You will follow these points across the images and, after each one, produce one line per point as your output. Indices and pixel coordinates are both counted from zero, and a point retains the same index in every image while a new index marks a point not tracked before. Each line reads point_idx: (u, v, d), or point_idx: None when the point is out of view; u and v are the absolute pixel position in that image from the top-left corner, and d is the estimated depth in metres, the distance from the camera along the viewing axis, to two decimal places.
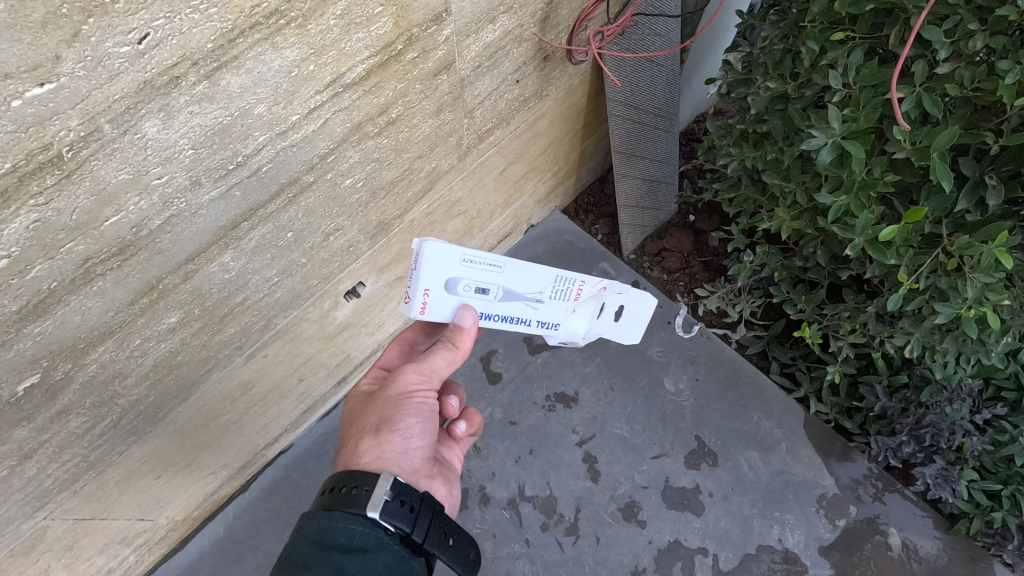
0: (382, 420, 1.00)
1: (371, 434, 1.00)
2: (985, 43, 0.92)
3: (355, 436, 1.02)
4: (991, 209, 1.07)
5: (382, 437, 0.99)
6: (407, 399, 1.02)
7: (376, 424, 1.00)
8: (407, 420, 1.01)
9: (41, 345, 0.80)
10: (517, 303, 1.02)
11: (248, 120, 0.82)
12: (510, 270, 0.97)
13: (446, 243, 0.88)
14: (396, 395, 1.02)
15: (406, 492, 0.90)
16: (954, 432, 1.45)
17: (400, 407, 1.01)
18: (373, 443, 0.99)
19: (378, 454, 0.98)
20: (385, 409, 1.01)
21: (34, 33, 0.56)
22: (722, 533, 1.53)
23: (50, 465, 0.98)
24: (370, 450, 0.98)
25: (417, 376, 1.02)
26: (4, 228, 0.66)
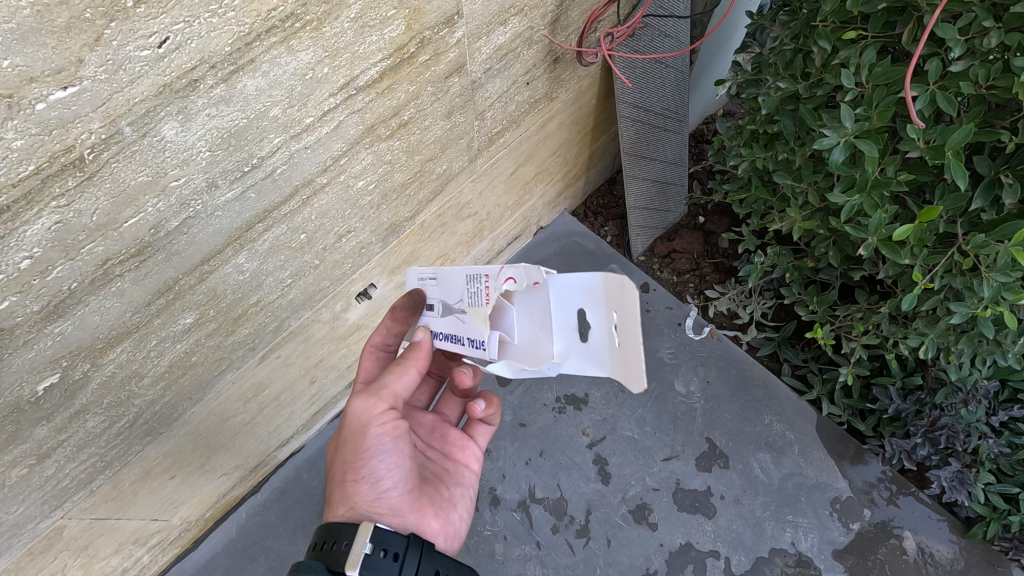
0: (346, 467, 0.97)
1: (341, 482, 0.98)
2: (1000, 40, 0.91)
3: (331, 482, 1.02)
4: (1008, 208, 1.06)
5: (349, 485, 0.97)
6: (361, 443, 0.96)
7: (340, 472, 0.98)
8: (365, 468, 0.97)
9: (61, 345, 0.81)
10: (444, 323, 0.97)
11: (264, 122, 0.83)
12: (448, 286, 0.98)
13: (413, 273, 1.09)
14: (351, 436, 0.97)
15: (388, 541, 0.89)
16: (969, 434, 1.45)
17: (359, 450, 0.96)
18: (344, 493, 0.98)
19: (349, 505, 0.96)
20: (346, 454, 0.97)
21: (58, 37, 0.57)
22: (734, 536, 1.51)
23: (68, 464, 1.00)
24: (342, 499, 0.97)
25: (368, 409, 0.96)
26: (27, 229, 0.68)
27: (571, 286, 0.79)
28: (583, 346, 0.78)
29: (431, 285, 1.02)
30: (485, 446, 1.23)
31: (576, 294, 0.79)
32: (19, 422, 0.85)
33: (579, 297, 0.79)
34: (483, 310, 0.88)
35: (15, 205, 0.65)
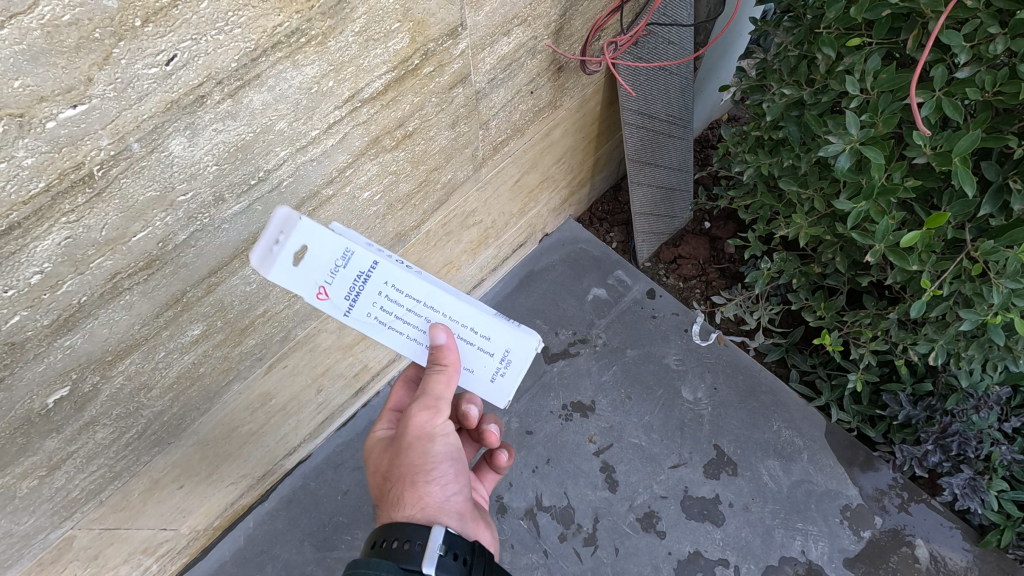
0: (415, 469, 0.98)
1: (407, 487, 0.97)
2: (1006, 46, 0.91)
3: (391, 492, 0.99)
4: (1016, 214, 1.04)
5: (419, 488, 0.97)
6: (428, 442, 0.98)
7: (409, 475, 0.97)
8: (436, 467, 0.99)
9: (71, 357, 0.82)
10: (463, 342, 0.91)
11: (269, 135, 0.84)
12: (495, 324, 0.90)
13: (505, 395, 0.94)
14: (417, 439, 0.98)
15: (457, 543, 0.88)
16: (982, 441, 1.43)
17: (427, 452, 0.98)
18: (414, 495, 0.96)
19: (421, 506, 0.95)
20: (412, 457, 0.98)
21: (68, 57, 0.58)
22: (743, 544, 1.50)
23: (78, 475, 1.00)
24: (413, 503, 0.95)
25: (428, 415, 0.97)
26: (37, 244, 0.68)
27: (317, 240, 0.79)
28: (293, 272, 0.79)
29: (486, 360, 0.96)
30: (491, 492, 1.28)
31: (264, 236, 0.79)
32: (29, 435, 0.86)
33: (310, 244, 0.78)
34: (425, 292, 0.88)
35: (26, 222, 0.66)
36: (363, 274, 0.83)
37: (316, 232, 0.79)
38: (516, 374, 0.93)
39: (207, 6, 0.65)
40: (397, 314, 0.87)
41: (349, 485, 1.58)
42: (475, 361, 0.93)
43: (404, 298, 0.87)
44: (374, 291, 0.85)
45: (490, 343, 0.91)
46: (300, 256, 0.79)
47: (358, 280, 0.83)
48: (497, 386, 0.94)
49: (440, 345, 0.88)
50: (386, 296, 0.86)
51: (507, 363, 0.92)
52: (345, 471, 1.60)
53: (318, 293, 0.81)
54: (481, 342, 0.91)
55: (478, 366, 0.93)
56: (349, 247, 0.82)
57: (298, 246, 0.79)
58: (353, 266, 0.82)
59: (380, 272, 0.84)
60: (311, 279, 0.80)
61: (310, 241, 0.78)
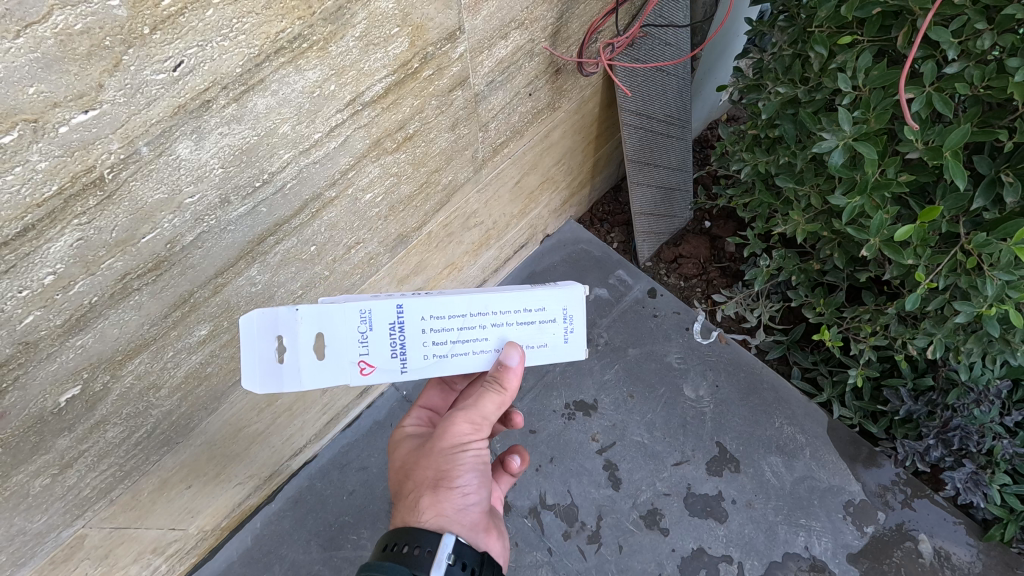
0: (440, 474, 0.98)
1: (428, 490, 0.98)
2: (993, 41, 0.92)
3: (411, 492, 0.99)
4: (1010, 206, 1.06)
5: (440, 493, 0.97)
6: (460, 451, 0.99)
7: (432, 480, 0.98)
8: (462, 475, 0.99)
9: (82, 357, 0.84)
10: (524, 329, 0.98)
11: (273, 139, 0.86)
12: (544, 293, 0.98)
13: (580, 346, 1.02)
14: (451, 446, 0.98)
15: (465, 554, 0.90)
16: (983, 434, 1.46)
17: (456, 459, 0.98)
18: (433, 500, 0.96)
19: (438, 512, 0.95)
20: (441, 462, 0.98)
21: (79, 64, 0.60)
22: (746, 540, 1.51)
23: (88, 474, 1.03)
24: (430, 507, 0.96)
25: (464, 426, 0.98)
26: (50, 246, 0.71)
27: (320, 318, 0.87)
28: (322, 361, 0.87)
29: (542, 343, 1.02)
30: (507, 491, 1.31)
31: (261, 333, 0.85)
32: (42, 433, 0.88)
33: (322, 328, 0.87)
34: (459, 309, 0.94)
35: (40, 224, 0.68)
36: (394, 324, 0.91)
37: (325, 316, 0.87)
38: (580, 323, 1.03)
39: (212, 13, 0.67)
40: (450, 339, 0.94)
41: (355, 485, 1.60)
42: (543, 335, 1.00)
43: (443, 321, 0.93)
44: (414, 332, 0.92)
45: (546, 310, 0.99)
46: (328, 344, 0.88)
47: (392, 332, 0.91)
48: (570, 344, 1.02)
49: (515, 362, 0.95)
50: (427, 330, 0.92)
51: (570, 320, 1.01)
52: (351, 471, 1.62)
53: (362, 368, 0.90)
54: (540, 316, 0.99)
55: (548, 339, 1.00)
56: (366, 308, 0.89)
57: (318, 335, 0.87)
58: (378, 324, 0.90)
59: (404, 315, 0.90)
60: (350, 356, 0.89)
61: (323, 328, 0.87)
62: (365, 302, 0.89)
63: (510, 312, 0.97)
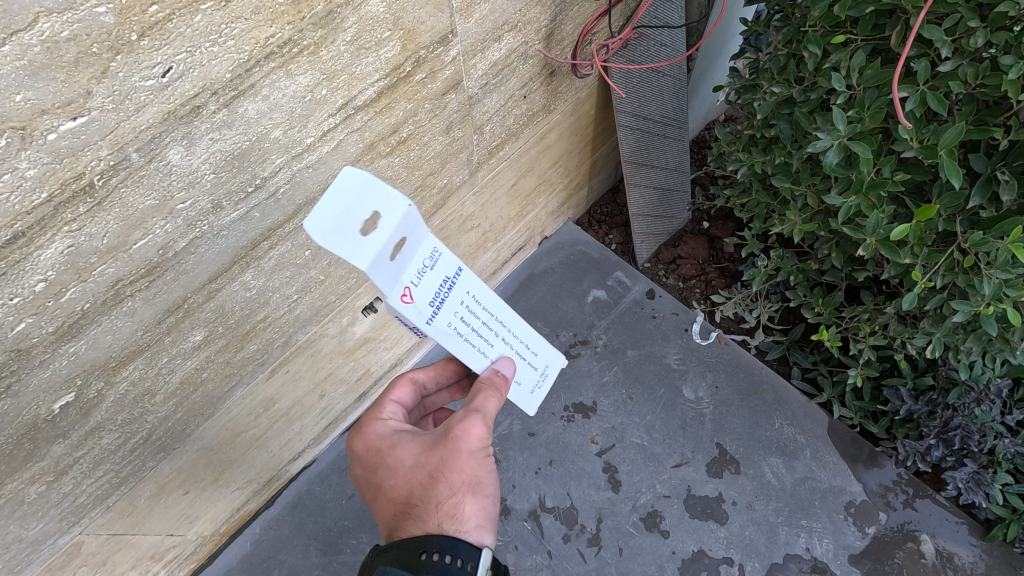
0: (474, 480, 0.93)
1: (462, 499, 0.92)
2: (987, 39, 0.92)
3: (438, 500, 0.91)
4: (1006, 205, 1.05)
5: (474, 502, 0.93)
6: (486, 454, 0.95)
7: (468, 487, 0.92)
8: (491, 479, 0.96)
9: (76, 363, 0.84)
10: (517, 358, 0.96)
11: (265, 144, 0.86)
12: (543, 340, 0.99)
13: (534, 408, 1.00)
14: (478, 451, 0.93)
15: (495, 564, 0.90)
16: (985, 434, 1.44)
17: (487, 464, 0.95)
18: (468, 509, 0.92)
19: (476, 519, 0.92)
20: (474, 467, 0.93)
21: (67, 71, 0.61)
22: (747, 542, 1.50)
23: (84, 481, 1.02)
24: (467, 518, 0.91)
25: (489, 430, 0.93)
26: (41, 253, 0.71)
27: (411, 228, 0.74)
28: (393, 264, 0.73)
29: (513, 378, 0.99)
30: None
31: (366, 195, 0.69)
32: (37, 440, 0.88)
33: (408, 236, 0.74)
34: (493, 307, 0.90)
35: (30, 231, 0.68)
36: (447, 279, 0.82)
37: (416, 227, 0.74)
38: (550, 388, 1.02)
39: (200, 19, 0.67)
40: (473, 327, 0.88)
41: (354, 490, 1.60)
42: (521, 374, 0.98)
43: (479, 311, 0.88)
44: (457, 299, 0.84)
45: (536, 357, 0.99)
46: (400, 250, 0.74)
47: (442, 285, 0.81)
48: (532, 397, 1.00)
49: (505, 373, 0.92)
50: (462, 306, 0.85)
51: (545, 376, 1.01)
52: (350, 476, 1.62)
53: (407, 294, 0.77)
54: (531, 357, 0.98)
55: (524, 378, 0.98)
56: (437, 248, 0.80)
57: (399, 238, 0.73)
58: (441, 270, 0.81)
59: (464, 280, 0.84)
60: (402, 275, 0.75)
61: (407, 233, 0.74)
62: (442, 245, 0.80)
63: (518, 338, 0.95)
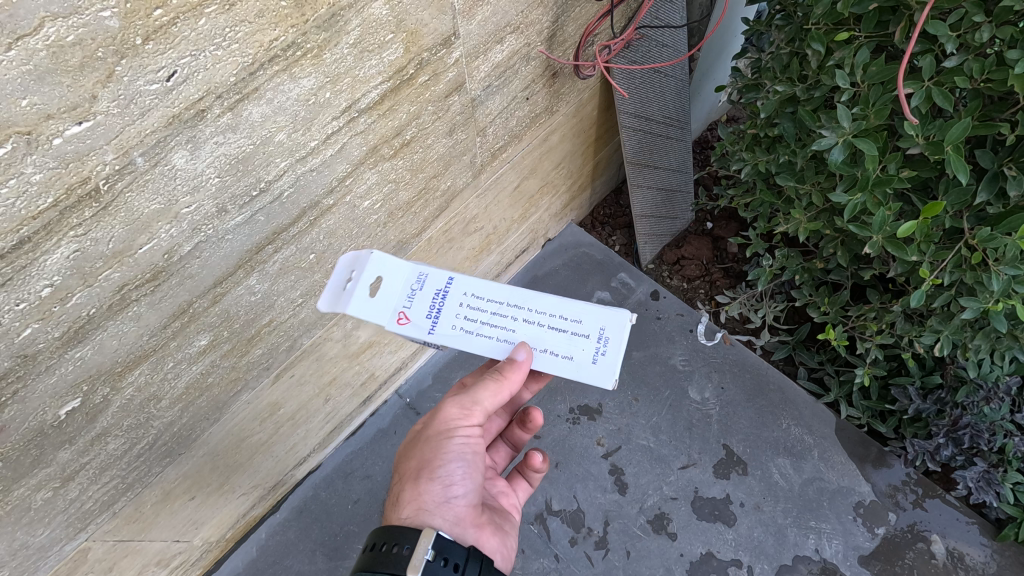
0: (423, 463, 1.00)
1: (412, 481, 1.00)
2: (992, 34, 0.91)
3: (400, 480, 1.03)
4: (1014, 200, 1.04)
5: (421, 485, 0.99)
6: (446, 439, 1.01)
7: (415, 470, 1.00)
8: (448, 466, 1.00)
9: (81, 369, 0.84)
10: (556, 333, 0.95)
11: (270, 147, 0.86)
12: (579, 305, 0.97)
13: (603, 376, 0.91)
14: (437, 434, 1.01)
15: (448, 550, 0.88)
16: (994, 433, 1.43)
17: (440, 449, 1.01)
18: (415, 491, 0.99)
19: (420, 503, 0.98)
20: (425, 451, 1.02)
21: (72, 76, 0.61)
22: (756, 544, 1.49)
23: (90, 487, 1.02)
24: (412, 500, 0.98)
25: (453, 413, 1.01)
26: (47, 258, 0.71)
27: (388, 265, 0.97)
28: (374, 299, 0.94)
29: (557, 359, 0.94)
30: (524, 502, 1.26)
31: (341, 274, 0.99)
32: (43, 446, 0.88)
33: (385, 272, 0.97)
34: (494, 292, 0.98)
35: (35, 236, 0.68)
36: (440, 291, 0.97)
37: (387, 264, 0.98)
38: (617, 350, 0.94)
39: (204, 23, 0.67)
40: (481, 320, 0.96)
41: (360, 494, 1.59)
42: (571, 347, 0.95)
43: (479, 302, 0.97)
44: (453, 302, 0.96)
45: (582, 325, 0.96)
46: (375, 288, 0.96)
47: (435, 297, 0.97)
48: (599, 366, 0.93)
49: (521, 360, 0.92)
50: (461, 307, 0.96)
51: (606, 341, 0.94)
52: (355, 481, 1.62)
53: (400, 317, 0.94)
54: (574, 325, 0.96)
55: (576, 351, 0.94)
56: (423, 272, 0.99)
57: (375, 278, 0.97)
58: (429, 287, 0.97)
59: (455, 285, 0.98)
60: (394, 305, 0.95)
61: (384, 272, 0.97)
62: (425, 267, 0.99)
63: (548, 313, 0.97)
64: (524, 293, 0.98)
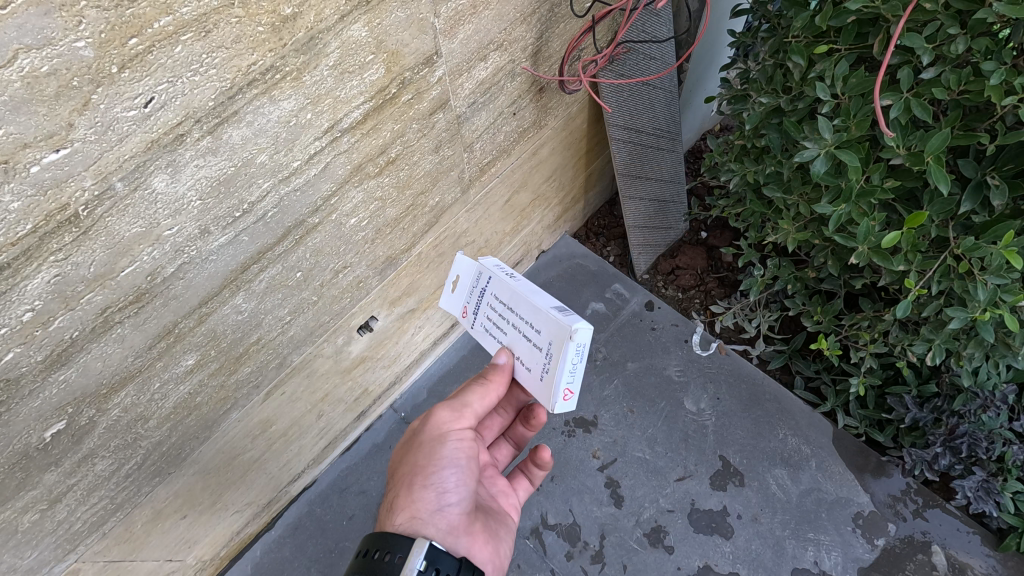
0: (416, 470, 1.01)
1: (406, 489, 1.01)
2: (967, 45, 0.92)
3: (394, 490, 1.03)
4: (998, 209, 1.05)
5: (414, 491, 1.00)
6: (439, 444, 1.02)
7: (409, 476, 1.01)
8: (441, 473, 1.01)
9: (66, 392, 0.85)
10: (521, 340, 0.95)
11: (251, 168, 0.87)
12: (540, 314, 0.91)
13: (549, 399, 0.90)
14: (430, 439, 1.03)
15: (441, 559, 0.87)
16: (993, 441, 1.40)
17: (433, 454, 1.02)
18: (409, 499, 0.99)
19: (414, 510, 0.98)
20: (418, 457, 1.03)
21: (48, 105, 0.62)
22: (753, 556, 1.47)
23: (79, 508, 1.02)
24: (405, 507, 0.98)
25: (447, 416, 1.04)
26: (28, 283, 0.71)
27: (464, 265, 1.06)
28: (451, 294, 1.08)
29: (523, 369, 0.97)
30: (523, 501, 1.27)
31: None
32: (29, 469, 0.88)
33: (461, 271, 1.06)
34: (507, 292, 0.96)
35: (15, 262, 0.69)
36: (478, 289, 1.02)
37: (464, 263, 1.06)
38: (559, 370, 0.89)
39: (181, 50, 0.68)
40: (494, 320, 0.99)
41: (355, 510, 1.59)
42: (532, 358, 0.94)
43: (496, 304, 0.98)
44: (486, 302, 1.00)
45: (539, 335, 0.92)
46: (455, 284, 1.07)
47: (477, 294, 1.02)
48: (544, 385, 0.92)
49: (499, 365, 0.98)
50: (489, 307, 1.00)
51: (551, 359, 0.90)
52: (350, 496, 1.61)
53: (462, 312, 1.06)
54: (533, 336, 0.93)
55: (534, 363, 0.94)
56: (484, 270, 1.02)
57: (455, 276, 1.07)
58: (478, 284, 1.02)
59: (491, 287, 0.99)
60: (461, 299, 1.06)
61: (460, 272, 1.06)
62: (485, 265, 1.01)
63: (522, 319, 0.94)
64: (517, 296, 0.94)
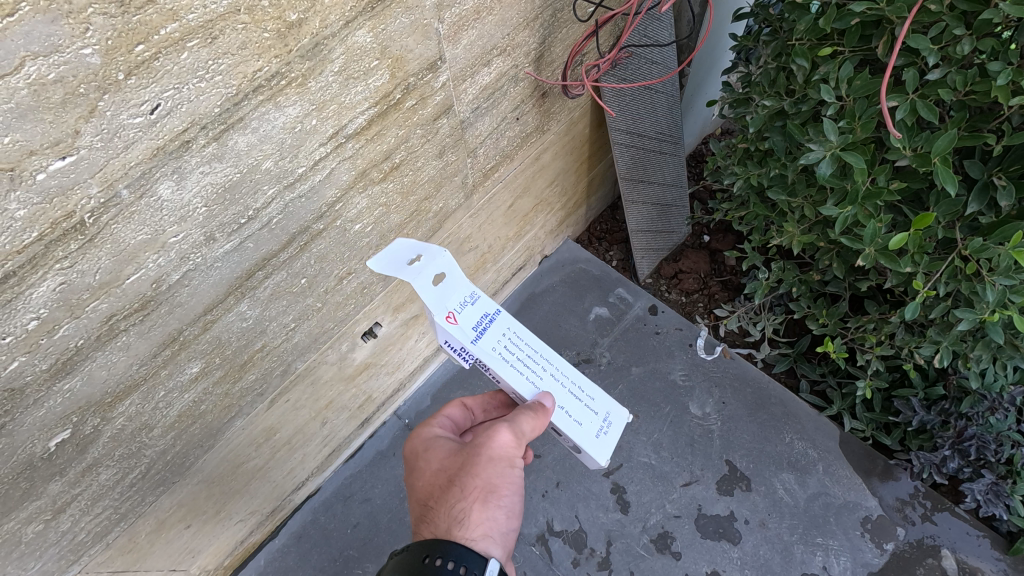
0: (489, 488, 0.96)
1: (473, 505, 0.95)
2: (973, 46, 0.92)
3: (454, 501, 0.96)
4: (1005, 210, 1.04)
5: (486, 511, 0.96)
6: (512, 467, 0.98)
7: (482, 494, 0.96)
8: (511, 495, 0.98)
9: (70, 401, 0.84)
10: (574, 398, 1.02)
11: (256, 175, 0.86)
12: (593, 387, 1.06)
13: (604, 451, 0.99)
14: (502, 460, 0.98)
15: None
16: (1001, 443, 1.39)
17: (506, 475, 0.98)
18: (479, 517, 0.95)
19: (485, 531, 0.95)
20: (490, 475, 0.97)
21: (55, 112, 0.61)
22: (762, 562, 1.46)
23: (83, 518, 1.01)
24: (476, 525, 0.95)
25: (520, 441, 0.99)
26: (33, 291, 0.71)
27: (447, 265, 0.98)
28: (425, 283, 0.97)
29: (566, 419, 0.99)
30: None
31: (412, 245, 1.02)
32: (33, 479, 0.87)
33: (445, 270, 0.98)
34: (530, 337, 1.03)
35: (21, 270, 0.68)
36: (490, 315, 1.00)
37: (452, 265, 1.00)
38: (616, 434, 1.03)
39: (187, 56, 0.68)
40: (517, 356, 1.00)
41: (360, 518, 1.57)
42: (582, 416, 1.01)
43: (521, 343, 1.01)
44: (498, 332, 1.00)
45: (596, 401, 1.04)
46: (438, 278, 0.98)
47: (484, 318, 1.00)
48: (600, 442, 1.00)
49: (546, 405, 0.96)
50: (504, 338, 1.00)
51: (608, 424, 1.03)
52: (355, 504, 1.60)
53: (450, 316, 0.95)
54: (588, 400, 1.03)
55: (585, 422, 1.00)
56: (476, 293, 1.01)
57: (438, 272, 0.98)
58: (482, 307, 1.00)
59: (505, 318, 1.01)
60: (447, 301, 0.96)
61: (446, 270, 0.98)
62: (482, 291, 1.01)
63: (573, 380, 1.04)
64: (551, 352, 1.05)
